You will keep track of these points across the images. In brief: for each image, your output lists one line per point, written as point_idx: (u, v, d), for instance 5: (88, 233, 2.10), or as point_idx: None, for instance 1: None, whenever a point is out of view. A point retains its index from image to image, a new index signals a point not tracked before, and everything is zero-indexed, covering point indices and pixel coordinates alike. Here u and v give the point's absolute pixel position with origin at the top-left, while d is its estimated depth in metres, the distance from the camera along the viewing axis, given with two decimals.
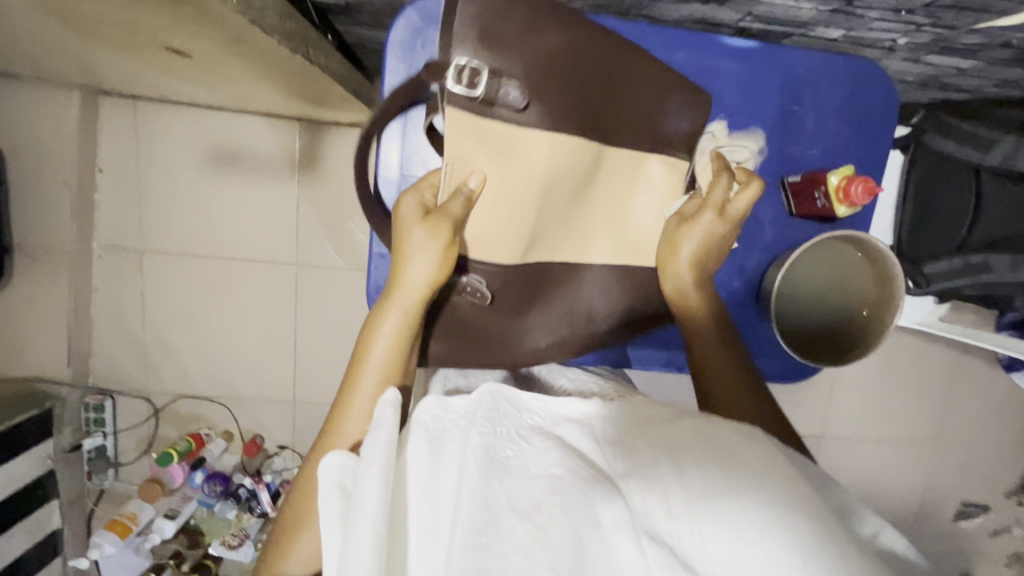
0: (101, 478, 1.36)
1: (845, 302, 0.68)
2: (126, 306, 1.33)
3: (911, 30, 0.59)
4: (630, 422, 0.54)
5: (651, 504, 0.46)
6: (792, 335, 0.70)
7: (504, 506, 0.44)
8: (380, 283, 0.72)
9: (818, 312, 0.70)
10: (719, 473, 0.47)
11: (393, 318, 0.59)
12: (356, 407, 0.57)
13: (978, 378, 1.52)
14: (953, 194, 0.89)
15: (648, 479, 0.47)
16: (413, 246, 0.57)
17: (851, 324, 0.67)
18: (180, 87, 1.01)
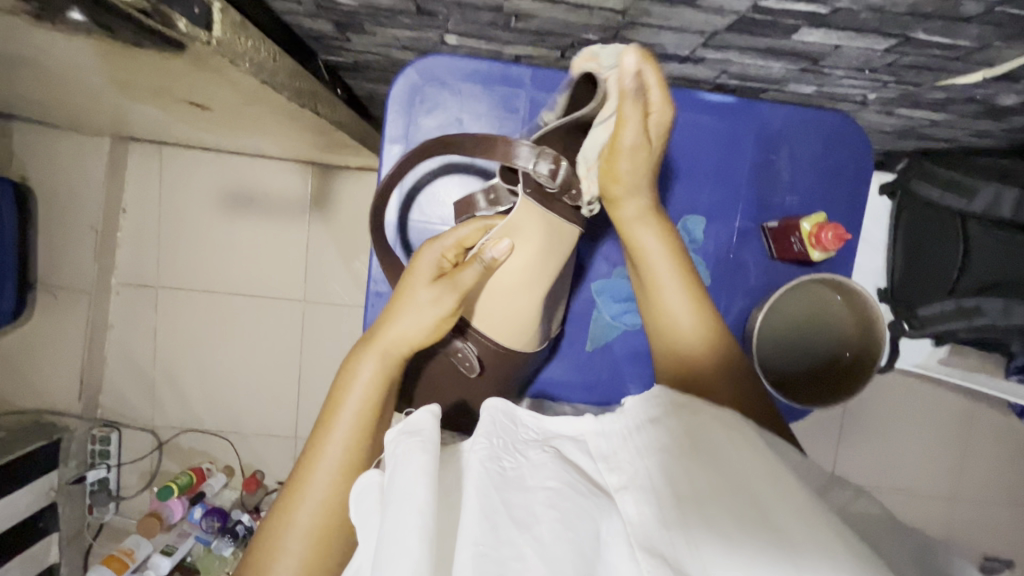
0: (101, 511, 1.37)
1: (830, 345, 0.69)
2: (139, 341, 1.37)
3: (877, 86, 0.62)
4: (622, 434, 0.52)
5: (645, 514, 0.43)
6: (782, 378, 0.70)
7: (503, 515, 0.38)
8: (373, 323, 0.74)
9: (807, 356, 0.69)
10: (711, 479, 0.44)
11: (370, 365, 0.58)
12: (326, 456, 0.53)
13: (991, 424, 1.49)
14: (945, 239, 0.90)
15: (641, 487, 0.45)
16: (411, 303, 0.59)
17: (836, 365, 0.68)
18: (203, 135, 1.08)
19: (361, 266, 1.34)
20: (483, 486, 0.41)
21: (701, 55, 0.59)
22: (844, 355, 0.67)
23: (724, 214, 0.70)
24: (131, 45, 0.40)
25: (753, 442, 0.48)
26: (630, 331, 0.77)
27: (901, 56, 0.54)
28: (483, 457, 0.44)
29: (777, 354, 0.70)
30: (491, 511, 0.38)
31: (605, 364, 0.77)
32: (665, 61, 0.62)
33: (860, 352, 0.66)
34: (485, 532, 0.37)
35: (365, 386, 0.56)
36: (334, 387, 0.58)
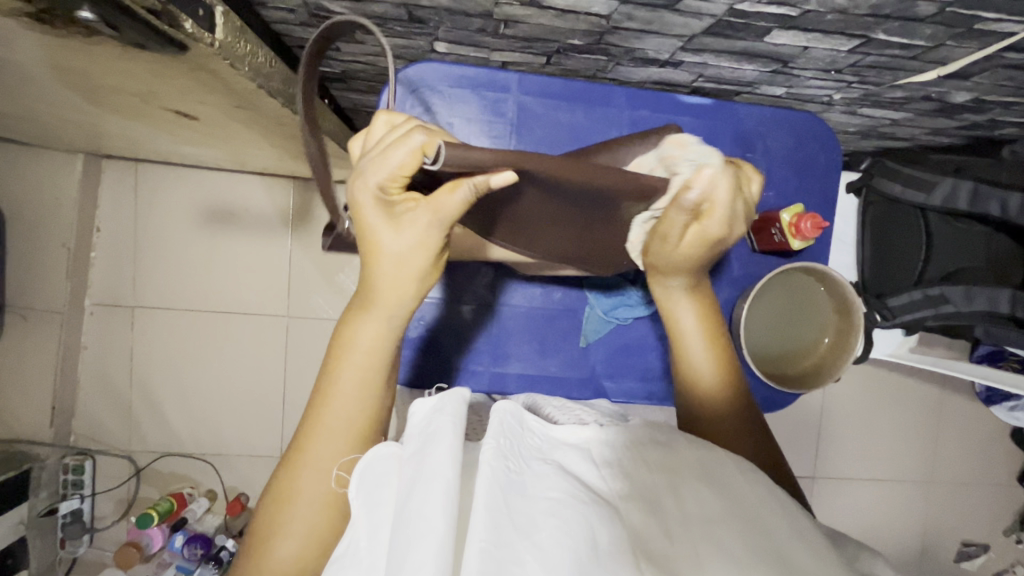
0: (74, 545, 1.30)
1: (808, 329, 0.72)
2: (114, 363, 1.33)
3: (842, 86, 0.67)
4: (627, 445, 0.52)
5: (650, 526, 0.46)
6: (763, 360, 0.72)
7: (507, 521, 0.40)
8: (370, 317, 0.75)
9: (788, 342, 0.72)
10: (718, 503, 0.47)
11: (369, 325, 0.54)
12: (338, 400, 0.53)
13: (959, 413, 1.56)
14: (909, 232, 0.95)
15: (643, 500, 0.47)
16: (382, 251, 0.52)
17: (818, 350, 0.71)
18: (184, 150, 1.07)
19: (346, 279, 1.34)
20: (493, 486, 0.42)
21: (680, 59, 0.63)
22: (825, 340, 0.71)
23: None
24: (134, 45, 0.41)
25: (751, 476, 0.51)
26: (621, 326, 0.79)
27: (863, 56, 0.58)
28: (495, 458, 0.44)
29: (764, 342, 0.72)
30: (500, 511, 0.40)
31: (598, 358, 0.79)
32: (646, 65, 0.65)
33: (840, 335, 0.69)
34: (489, 530, 0.39)
35: (367, 349, 0.54)
36: (332, 347, 0.55)
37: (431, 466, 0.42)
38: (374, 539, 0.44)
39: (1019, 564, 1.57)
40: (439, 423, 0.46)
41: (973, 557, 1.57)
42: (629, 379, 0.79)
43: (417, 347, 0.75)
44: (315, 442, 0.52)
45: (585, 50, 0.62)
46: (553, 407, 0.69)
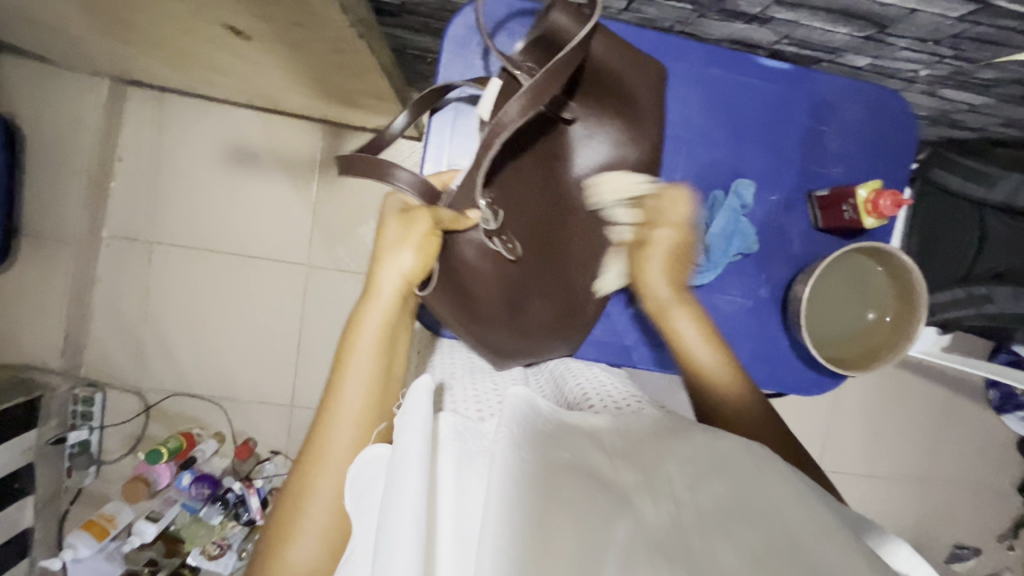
0: (81, 475, 1.30)
1: (864, 310, 0.68)
2: (128, 298, 1.30)
3: (933, 61, 0.63)
4: (645, 435, 0.45)
5: (663, 519, 0.36)
6: (818, 341, 0.69)
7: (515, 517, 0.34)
8: None
9: (844, 323, 0.69)
10: (729, 490, 0.37)
11: (374, 316, 0.54)
12: (351, 376, 0.52)
13: (967, 418, 1.56)
14: (960, 229, 0.93)
15: (652, 487, 0.38)
16: (388, 240, 0.55)
17: (871, 335, 0.68)
18: (218, 81, 1.03)
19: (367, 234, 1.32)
20: (503, 474, 0.37)
21: (771, 15, 0.59)
22: (880, 323, 0.67)
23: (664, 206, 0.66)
24: None
25: (767, 465, 0.39)
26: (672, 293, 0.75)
27: (970, 26, 0.55)
28: (507, 448, 0.40)
29: (812, 322, 0.69)
30: (501, 514, 0.35)
31: (642, 327, 0.75)
32: (731, 19, 0.61)
33: (901, 314, 0.66)
34: (498, 526, 0.34)
35: (377, 329, 0.54)
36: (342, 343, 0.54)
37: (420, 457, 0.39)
38: (369, 534, 0.40)
39: (1007, 570, 1.59)
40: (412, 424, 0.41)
41: (964, 559, 1.59)
42: (674, 350, 0.75)
43: None
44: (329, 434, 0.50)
45: None
46: (585, 381, 0.64)
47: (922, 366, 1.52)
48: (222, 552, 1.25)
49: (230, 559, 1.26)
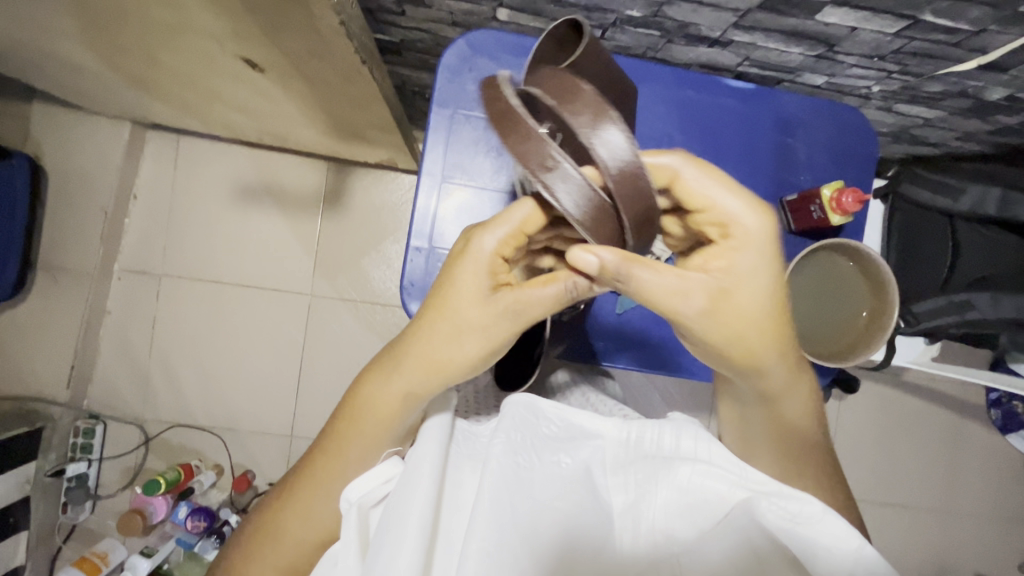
0: (75, 510, 1.28)
1: (842, 305, 0.71)
2: (135, 329, 1.33)
3: (882, 76, 0.70)
4: (637, 448, 0.52)
5: (637, 541, 0.50)
6: (802, 335, 0.71)
7: (520, 541, 0.45)
8: (419, 227, 0.71)
9: (825, 318, 0.72)
10: (698, 520, 0.49)
11: (390, 382, 0.58)
12: (355, 430, 0.59)
13: (973, 440, 1.54)
14: (936, 236, 0.98)
15: (630, 513, 0.50)
16: (446, 325, 0.56)
17: (853, 328, 0.71)
18: (232, 120, 1.10)
19: (370, 263, 1.37)
20: (505, 489, 0.47)
21: (730, 38, 0.66)
22: (860, 316, 0.70)
23: None
24: None
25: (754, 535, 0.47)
26: None
27: (908, 41, 0.61)
28: (504, 456, 0.48)
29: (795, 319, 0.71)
30: (496, 555, 0.44)
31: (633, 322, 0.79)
32: (696, 43, 0.68)
33: (878, 309, 0.68)
34: (500, 540, 0.44)
35: (392, 399, 0.58)
36: (357, 391, 0.60)
37: (419, 487, 0.46)
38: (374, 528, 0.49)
39: None
40: (425, 454, 0.49)
41: None
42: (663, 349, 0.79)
43: None
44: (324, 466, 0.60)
45: (641, 25, 0.66)
46: None
47: (921, 387, 1.52)
48: None
49: None
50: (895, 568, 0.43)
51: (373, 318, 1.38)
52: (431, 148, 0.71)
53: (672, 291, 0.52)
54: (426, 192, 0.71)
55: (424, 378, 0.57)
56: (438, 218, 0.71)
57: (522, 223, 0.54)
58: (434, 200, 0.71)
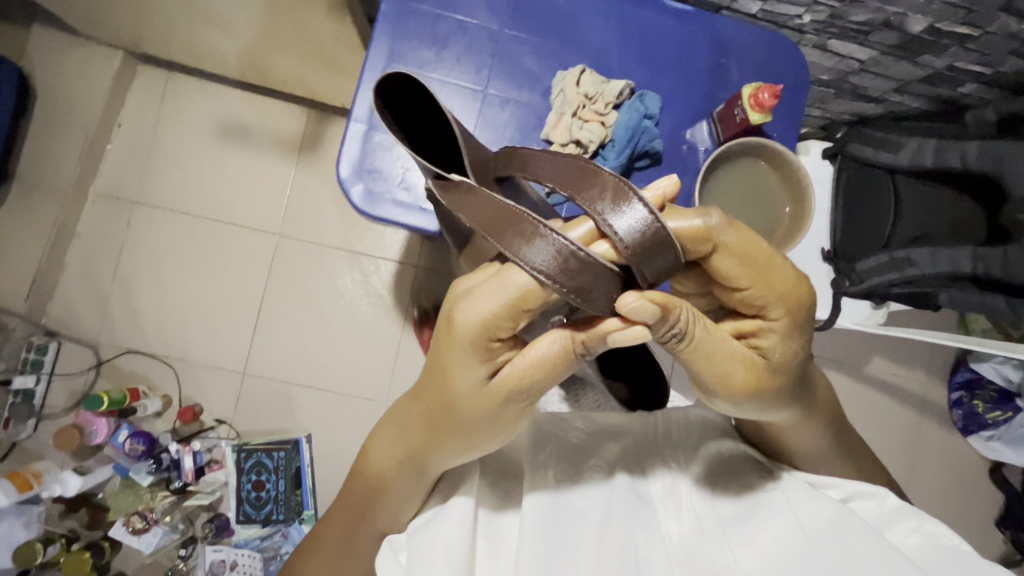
0: (17, 427, 1.25)
1: (768, 206, 0.74)
2: (102, 251, 1.35)
3: (812, 3, 0.75)
4: (666, 472, 0.63)
5: (686, 530, 0.59)
6: None
7: (574, 536, 0.55)
8: (361, 105, 0.74)
9: (752, 218, 0.74)
10: (735, 516, 0.59)
11: (395, 439, 0.57)
12: (379, 489, 0.60)
13: (936, 440, 1.52)
14: (879, 197, 1.00)
15: (675, 509, 0.60)
16: (443, 402, 0.52)
17: (779, 224, 0.74)
18: (213, 44, 1.16)
19: (341, 209, 1.40)
20: (547, 501, 0.58)
21: None
22: (784, 213, 0.74)
23: (613, 90, 0.73)
24: None
25: (778, 504, 0.59)
26: None
27: None
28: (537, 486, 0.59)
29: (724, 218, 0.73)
30: (543, 548, 0.54)
31: None
32: None
33: (802, 205, 0.72)
34: (543, 543, 0.54)
35: (399, 458, 0.57)
36: (371, 443, 0.60)
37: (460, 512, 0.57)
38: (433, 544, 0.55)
39: None
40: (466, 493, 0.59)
41: None
42: None
43: (376, 176, 0.73)
44: (360, 518, 0.62)
45: None
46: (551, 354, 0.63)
47: (884, 381, 1.51)
48: (147, 527, 1.21)
49: (152, 536, 1.21)
50: (914, 511, 0.60)
51: (339, 262, 1.39)
52: (377, 35, 0.74)
53: (719, 362, 0.51)
54: (370, 75, 0.74)
55: (428, 437, 0.54)
56: (379, 101, 0.74)
57: (518, 297, 0.45)
58: (375, 82, 0.74)
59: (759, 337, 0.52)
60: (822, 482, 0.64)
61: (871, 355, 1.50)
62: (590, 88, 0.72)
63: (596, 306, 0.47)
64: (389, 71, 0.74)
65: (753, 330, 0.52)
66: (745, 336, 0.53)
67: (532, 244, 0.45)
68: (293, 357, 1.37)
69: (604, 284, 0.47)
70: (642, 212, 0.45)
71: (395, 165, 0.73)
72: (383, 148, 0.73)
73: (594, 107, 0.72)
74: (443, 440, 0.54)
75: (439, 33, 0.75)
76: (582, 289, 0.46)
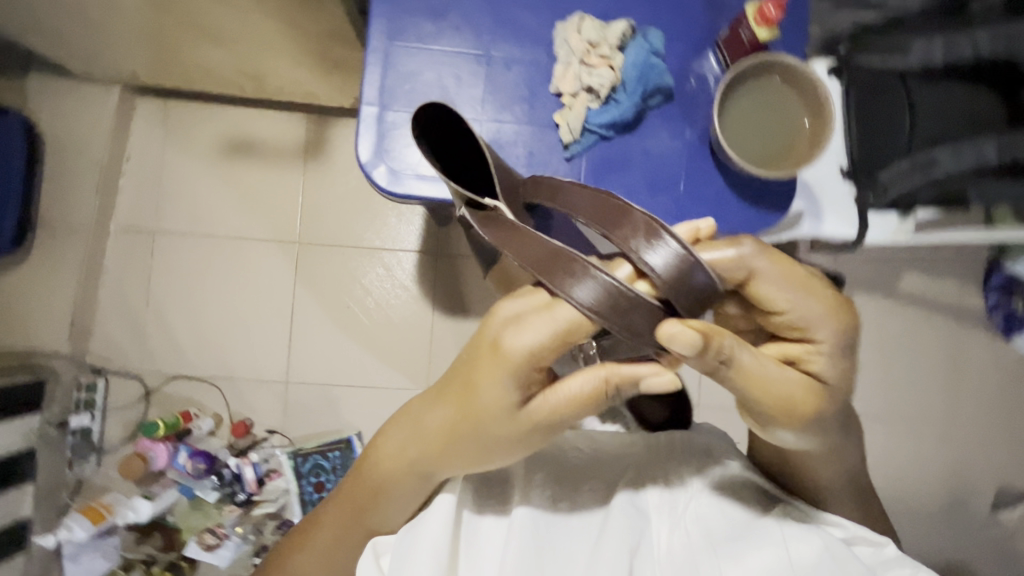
0: (81, 464, 1.31)
1: (788, 121, 0.73)
2: (132, 284, 1.38)
3: None
4: (663, 484, 0.64)
5: (673, 544, 0.60)
6: (751, 154, 0.73)
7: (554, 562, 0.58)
8: (369, 86, 0.74)
9: (774, 136, 0.73)
10: (725, 533, 0.60)
11: (406, 441, 0.60)
12: (377, 485, 0.62)
13: (978, 348, 1.51)
14: (893, 103, 0.99)
15: (667, 523, 0.61)
16: (463, 417, 0.56)
17: (802, 137, 0.73)
18: (206, 61, 1.18)
19: (353, 208, 1.41)
20: (532, 529, 0.59)
21: None
22: (804, 125, 0.72)
23: (615, 30, 0.73)
24: None
25: (769, 526, 0.59)
26: (604, 141, 0.75)
27: None
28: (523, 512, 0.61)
29: (746, 140, 0.72)
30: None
31: (581, 171, 0.75)
32: None
33: (821, 115, 0.71)
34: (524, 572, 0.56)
35: (408, 460, 0.60)
36: (380, 439, 0.63)
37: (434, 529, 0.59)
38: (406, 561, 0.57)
39: None
40: (443, 507, 0.60)
41: None
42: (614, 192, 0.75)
43: (393, 154, 0.74)
44: (352, 513, 0.64)
45: None
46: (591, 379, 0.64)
47: (918, 297, 1.50)
48: (220, 541, 1.24)
49: (226, 551, 1.24)
50: (912, 562, 0.59)
51: (360, 261, 1.41)
52: (375, 15, 0.75)
53: (770, 393, 0.55)
54: (372, 55, 0.74)
55: (440, 449, 0.58)
56: (385, 80, 0.75)
57: (564, 326, 0.50)
58: (379, 61, 0.74)
59: (808, 361, 0.58)
60: (827, 519, 0.63)
61: (901, 273, 1.49)
62: (591, 32, 0.73)
63: (637, 335, 0.50)
64: (392, 48, 0.75)
65: (801, 355, 0.58)
66: (794, 361, 0.59)
67: (579, 282, 0.49)
68: (331, 359, 1.40)
69: (645, 316, 0.49)
70: (675, 252, 0.49)
71: (413, 141, 0.74)
72: (398, 126, 0.75)
73: (599, 51, 0.73)
74: (456, 458, 0.58)
75: (436, 4, 0.75)
76: (627, 320, 0.49)
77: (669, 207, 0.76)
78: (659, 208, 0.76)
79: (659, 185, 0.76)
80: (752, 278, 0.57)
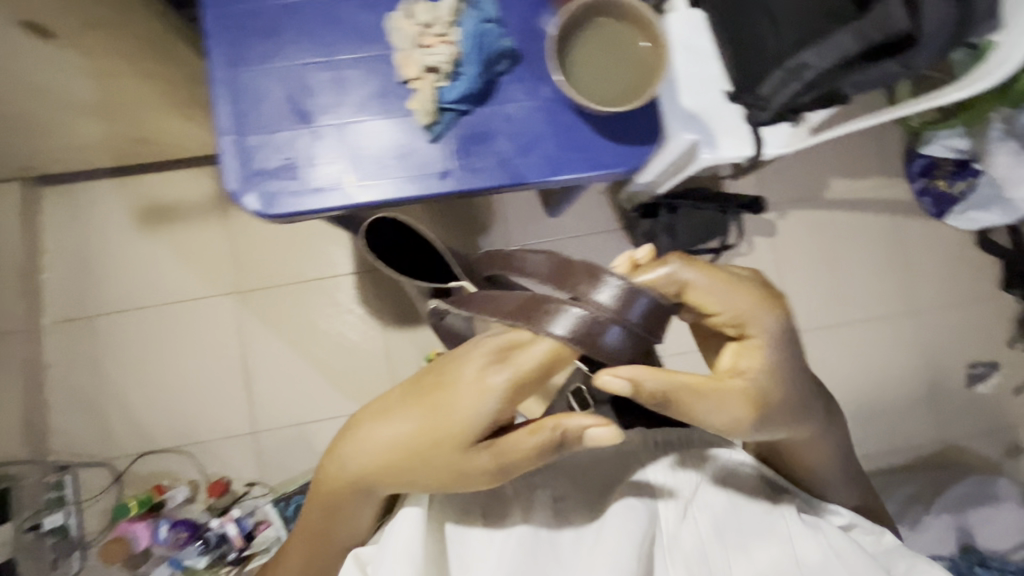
0: (67, 563, 1.29)
1: (628, 53, 0.74)
2: (77, 373, 1.37)
3: None
4: (693, 479, 0.69)
5: (690, 534, 0.68)
6: (602, 95, 0.74)
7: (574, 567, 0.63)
8: (221, 114, 0.75)
9: (619, 71, 0.74)
10: (740, 525, 0.68)
11: (366, 443, 0.65)
12: (337, 476, 0.66)
13: (918, 233, 1.53)
14: (752, 15, 1.03)
15: (686, 514, 0.68)
16: (429, 436, 0.62)
17: (645, 64, 0.73)
18: (88, 133, 1.18)
19: (279, 244, 1.41)
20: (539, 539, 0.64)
21: None
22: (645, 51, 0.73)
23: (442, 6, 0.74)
24: None
25: (780, 518, 0.69)
26: (466, 115, 0.77)
27: None
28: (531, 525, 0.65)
29: (594, 82, 0.74)
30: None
31: (450, 149, 0.76)
32: None
33: (655, 38, 0.72)
34: None
35: (366, 461, 0.65)
36: (344, 433, 0.68)
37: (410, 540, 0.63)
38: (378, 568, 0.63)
39: None
40: (411, 519, 0.65)
41: (986, 378, 1.49)
42: (484, 159, 0.76)
43: (261, 174, 0.74)
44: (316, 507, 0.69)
45: None
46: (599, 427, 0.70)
47: (848, 199, 1.52)
48: None
49: None
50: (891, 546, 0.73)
51: (298, 294, 1.41)
52: (211, 44, 0.76)
53: (721, 399, 0.63)
54: (218, 83, 0.75)
55: (395, 460, 0.63)
56: (235, 105, 0.75)
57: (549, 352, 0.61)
58: (225, 88, 0.75)
59: (749, 363, 0.64)
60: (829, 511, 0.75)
61: (827, 180, 1.51)
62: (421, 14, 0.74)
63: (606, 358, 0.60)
64: (236, 72, 0.76)
65: (741, 356, 0.65)
66: (737, 362, 0.65)
67: (553, 317, 0.60)
68: (292, 396, 1.39)
69: (611, 342, 0.60)
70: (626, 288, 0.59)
71: (277, 158, 0.75)
72: (259, 147, 0.75)
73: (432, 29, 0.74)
74: (413, 479, 0.64)
75: (269, 20, 0.77)
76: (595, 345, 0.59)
77: (544, 164, 0.77)
78: (534, 167, 0.77)
79: (528, 145, 0.77)
80: (684, 289, 0.64)
